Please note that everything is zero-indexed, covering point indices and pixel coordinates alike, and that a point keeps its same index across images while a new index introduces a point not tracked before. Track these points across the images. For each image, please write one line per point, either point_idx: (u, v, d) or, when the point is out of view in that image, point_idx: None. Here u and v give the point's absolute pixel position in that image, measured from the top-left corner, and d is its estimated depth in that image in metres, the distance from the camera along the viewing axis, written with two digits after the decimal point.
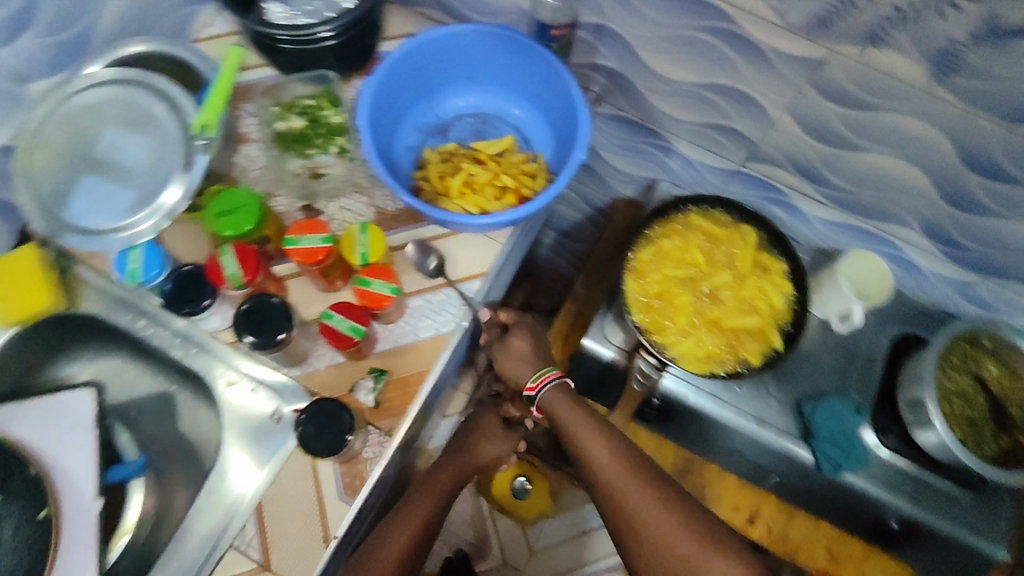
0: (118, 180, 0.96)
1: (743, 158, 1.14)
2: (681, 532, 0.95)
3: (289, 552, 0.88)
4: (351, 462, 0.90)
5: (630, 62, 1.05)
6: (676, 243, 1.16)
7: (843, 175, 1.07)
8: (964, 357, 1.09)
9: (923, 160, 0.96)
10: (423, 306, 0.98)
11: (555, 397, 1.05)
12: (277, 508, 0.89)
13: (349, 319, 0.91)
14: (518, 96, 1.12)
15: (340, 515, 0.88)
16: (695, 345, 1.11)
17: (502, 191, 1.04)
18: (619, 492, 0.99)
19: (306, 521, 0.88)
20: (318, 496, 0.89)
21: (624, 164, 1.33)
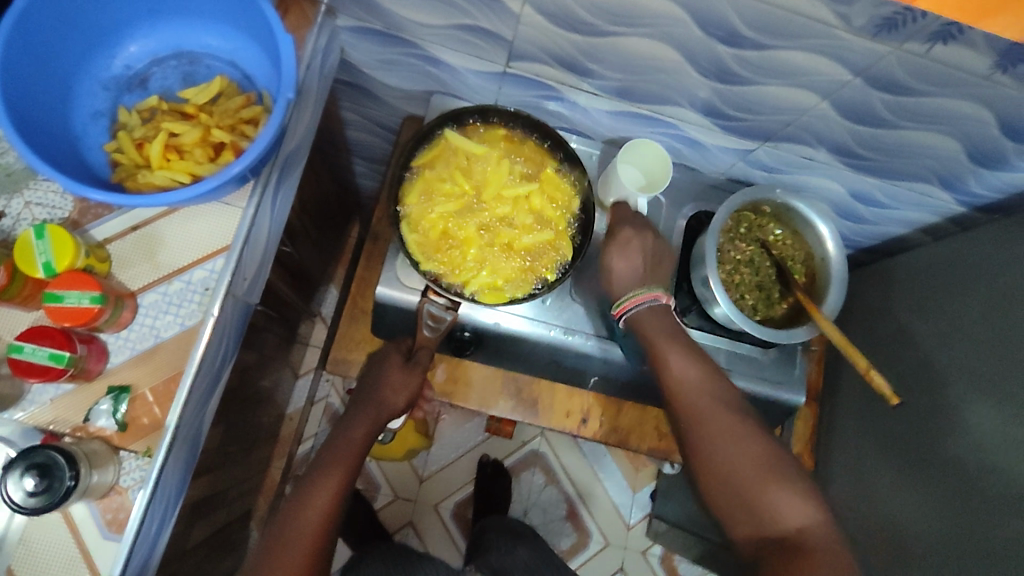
0: (52, 189, 0.58)
1: (571, 73, 0.71)
2: (733, 446, 0.59)
3: None
4: (110, 494, 0.54)
5: (482, 12, 0.63)
6: (452, 157, 0.70)
7: (741, 108, 0.70)
8: (748, 228, 0.77)
9: (799, 70, 0.61)
10: (159, 303, 0.58)
11: (648, 313, 0.65)
12: (62, 543, 0.54)
13: (41, 350, 0.51)
14: (212, 3, 0.58)
15: (112, 558, 0.54)
16: (481, 269, 0.68)
17: (237, 143, 0.58)
18: (691, 412, 0.61)
19: (70, 570, 0.54)
20: (81, 542, 0.54)
21: (468, 61, 0.73)
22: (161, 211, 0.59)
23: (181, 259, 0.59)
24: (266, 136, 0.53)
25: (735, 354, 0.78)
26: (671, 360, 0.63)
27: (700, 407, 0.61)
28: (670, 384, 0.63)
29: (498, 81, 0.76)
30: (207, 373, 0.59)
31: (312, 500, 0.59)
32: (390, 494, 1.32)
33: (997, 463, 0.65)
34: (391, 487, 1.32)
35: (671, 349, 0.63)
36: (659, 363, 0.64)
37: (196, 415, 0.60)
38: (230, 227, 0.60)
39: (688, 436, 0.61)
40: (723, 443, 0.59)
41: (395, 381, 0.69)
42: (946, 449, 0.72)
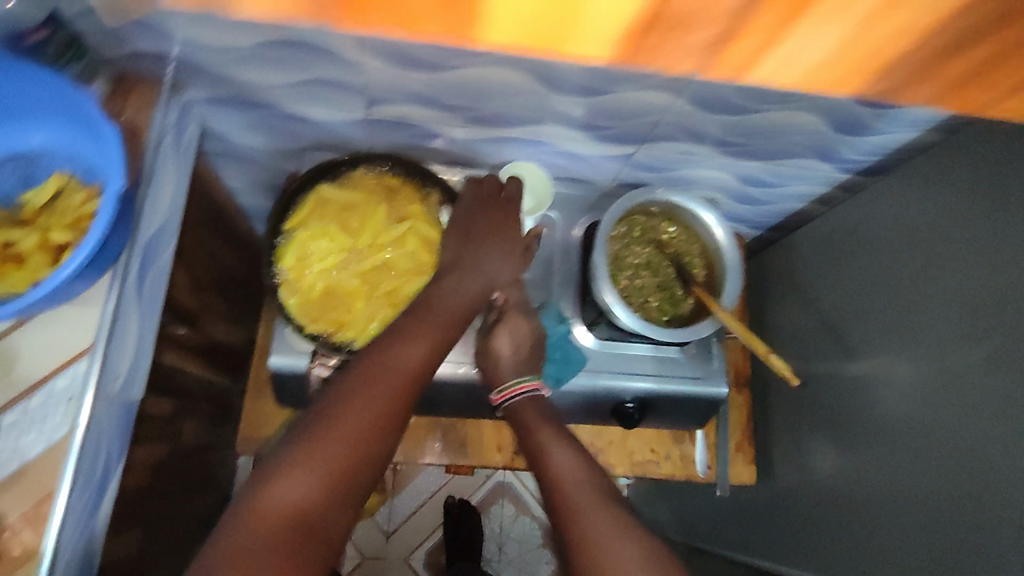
0: None
1: (435, 110, 0.70)
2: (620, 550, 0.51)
3: None
4: None
5: (326, 65, 0.62)
6: (329, 211, 0.68)
7: (607, 116, 0.70)
8: (642, 230, 0.77)
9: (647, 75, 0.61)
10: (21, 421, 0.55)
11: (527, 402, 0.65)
12: None
13: None
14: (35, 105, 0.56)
15: None
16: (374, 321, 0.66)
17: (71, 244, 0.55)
18: (564, 506, 0.55)
19: None
20: None
21: (332, 113, 0.72)
22: (12, 324, 0.56)
23: (39, 370, 0.56)
24: (100, 233, 0.51)
25: (654, 358, 0.78)
26: (552, 450, 0.60)
27: (582, 506, 0.55)
28: (552, 480, 0.58)
29: (367, 127, 0.75)
30: (86, 486, 0.56)
31: (301, 476, 0.47)
32: (357, 555, 1.27)
33: (913, 422, 0.65)
34: (357, 547, 1.28)
35: (552, 438, 0.60)
36: (535, 453, 0.60)
37: (80, 532, 0.56)
38: (91, 327, 0.57)
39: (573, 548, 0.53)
40: (599, 527, 0.53)
41: (466, 286, 0.61)
42: (869, 411, 0.72)
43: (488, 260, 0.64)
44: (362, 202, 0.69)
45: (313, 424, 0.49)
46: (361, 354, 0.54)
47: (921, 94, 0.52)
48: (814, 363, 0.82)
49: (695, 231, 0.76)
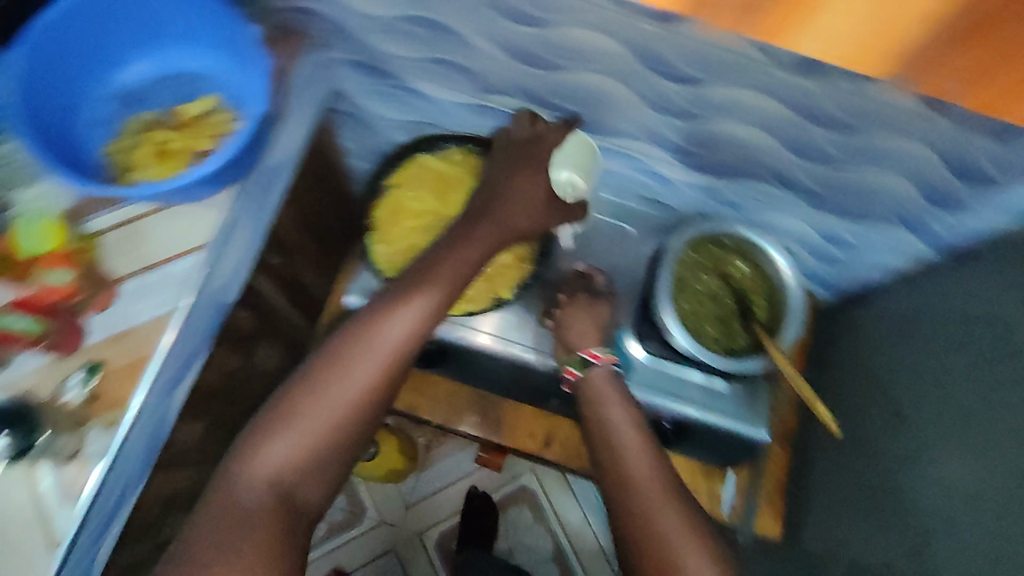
0: (44, 184, 0.63)
1: (539, 108, 0.76)
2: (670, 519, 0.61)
3: (9, 553, 0.58)
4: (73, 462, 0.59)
5: (452, 48, 0.69)
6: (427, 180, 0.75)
7: (697, 143, 0.73)
8: (709, 261, 0.78)
9: (744, 108, 0.64)
10: (141, 290, 0.64)
11: (606, 374, 0.70)
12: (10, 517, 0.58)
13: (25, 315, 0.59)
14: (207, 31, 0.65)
15: (70, 520, 0.59)
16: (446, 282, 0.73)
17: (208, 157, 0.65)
18: (633, 484, 0.64)
19: (30, 532, 0.58)
20: (36, 508, 0.59)
21: (447, 94, 0.79)
22: (148, 210, 0.66)
23: (162, 254, 0.65)
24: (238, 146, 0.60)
25: (699, 386, 0.78)
26: (617, 419, 0.68)
27: (642, 486, 0.63)
28: (614, 447, 0.66)
29: (473, 112, 0.82)
30: (176, 359, 0.65)
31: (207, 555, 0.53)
32: (375, 518, 1.32)
33: (951, 508, 0.62)
34: (376, 511, 1.33)
35: (622, 411, 0.68)
36: (608, 435, 0.67)
37: (162, 396, 0.65)
38: (209, 225, 0.67)
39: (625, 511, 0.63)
40: (657, 511, 0.62)
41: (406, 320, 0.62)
42: (916, 499, 0.66)
43: (399, 311, 0.62)
44: (456, 176, 0.75)
45: (240, 500, 0.56)
46: (262, 429, 0.59)
47: (943, 85, 0.50)
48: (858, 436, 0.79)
49: (764, 272, 0.77)
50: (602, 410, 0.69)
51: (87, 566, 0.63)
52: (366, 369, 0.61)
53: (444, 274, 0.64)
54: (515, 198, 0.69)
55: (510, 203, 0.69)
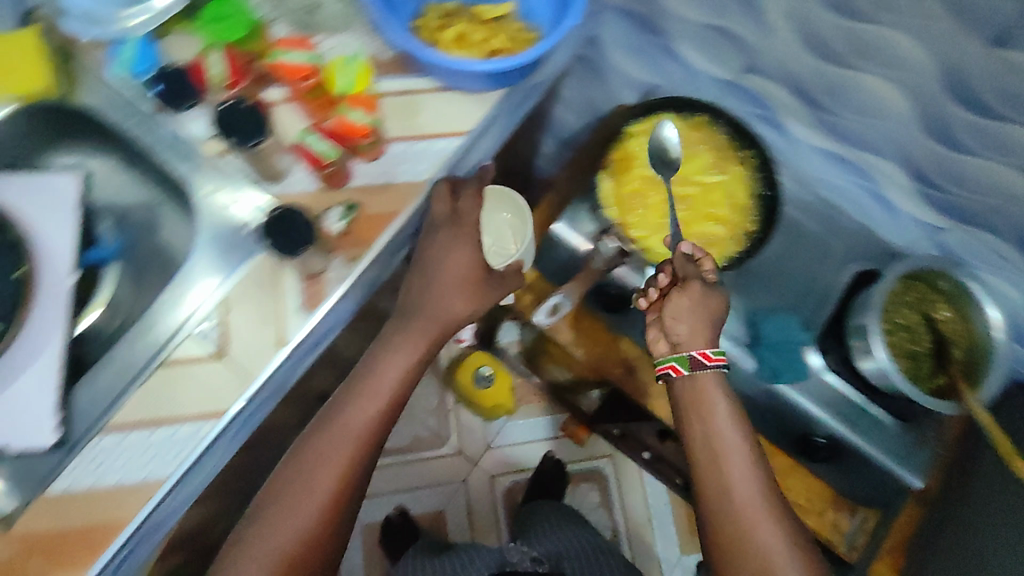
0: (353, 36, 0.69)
1: (796, 101, 0.76)
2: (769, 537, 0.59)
3: (242, 339, 0.62)
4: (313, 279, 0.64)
5: (745, 21, 0.70)
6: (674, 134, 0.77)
7: (950, 180, 0.72)
8: (914, 298, 0.77)
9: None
10: (406, 152, 0.69)
11: (717, 376, 0.65)
12: (249, 311, 0.63)
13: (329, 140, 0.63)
14: None
15: (299, 327, 0.63)
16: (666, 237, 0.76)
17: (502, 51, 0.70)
18: (732, 497, 0.61)
19: (263, 328, 0.62)
20: (274, 308, 0.63)
21: (704, 65, 0.80)
22: (428, 87, 0.70)
23: (431, 127, 0.70)
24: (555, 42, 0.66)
25: (862, 413, 0.79)
26: (720, 423, 0.64)
27: (745, 497, 0.61)
28: (716, 450, 0.63)
29: (722, 90, 0.82)
30: (413, 223, 0.70)
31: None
32: (454, 451, 1.36)
33: None
34: (457, 445, 1.36)
35: (725, 415, 0.64)
36: (718, 438, 0.63)
37: (389, 253, 0.70)
38: (474, 117, 0.71)
39: (724, 523, 0.61)
40: (760, 526, 0.60)
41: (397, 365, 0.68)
42: None
43: (397, 351, 0.69)
44: (693, 136, 0.77)
45: (259, 543, 0.63)
46: (273, 497, 0.65)
47: None
48: None
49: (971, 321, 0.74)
50: (701, 412, 0.65)
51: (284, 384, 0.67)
52: (369, 409, 0.67)
53: (424, 330, 0.70)
54: (461, 258, 0.71)
55: (443, 287, 0.70)
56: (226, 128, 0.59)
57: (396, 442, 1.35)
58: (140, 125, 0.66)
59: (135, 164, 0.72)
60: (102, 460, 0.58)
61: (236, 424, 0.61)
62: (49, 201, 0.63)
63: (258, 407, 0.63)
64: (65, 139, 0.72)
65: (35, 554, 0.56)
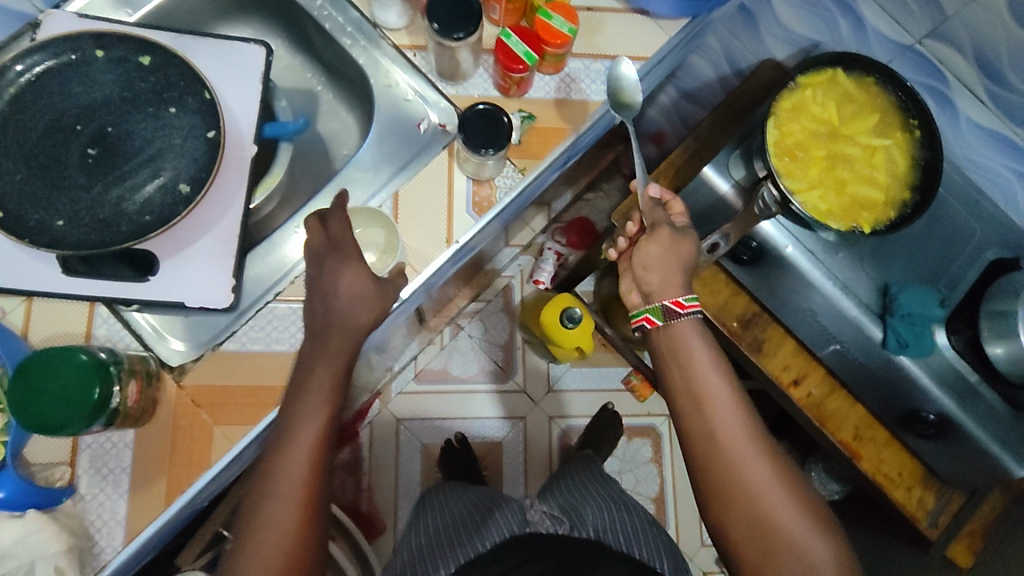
0: None
1: (974, 72, 0.75)
2: (772, 487, 0.56)
3: (413, 232, 0.63)
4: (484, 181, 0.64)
5: None
6: (846, 97, 0.76)
7: None
8: None
9: None
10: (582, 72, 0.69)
11: (695, 324, 0.62)
12: (422, 207, 0.63)
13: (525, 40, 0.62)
14: None
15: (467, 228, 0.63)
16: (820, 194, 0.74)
17: None
18: (724, 447, 0.58)
19: (432, 222, 0.63)
20: (446, 207, 0.63)
21: (881, 24, 0.79)
22: (614, 8, 0.71)
23: (612, 49, 0.70)
24: None
25: (967, 399, 0.82)
26: (698, 370, 0.60)
27: (741, 448, 0.58)
28: (704, 402, 0.59)
29: (894, 53, 0.81)
30: (578, 143, 0.70)
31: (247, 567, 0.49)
32: (517, 387, 1.39)
33: None
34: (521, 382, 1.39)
35: (704, 359, 0.61)
36: (697, 382, 0.60)
37: (548, 172, 0.71)
38: (654, 44, 0.71)
39: (724, 479, 0.57)
40: (758, 472, 0.57)
41: (362, 286, 0.54)
42: None
43: (323, 360, 0.54)
44: (861, 94, 0.76)
45: (250, 531, 0.49)
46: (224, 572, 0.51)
47: None
48: None
49: None
50: (681, 362, 0.61)
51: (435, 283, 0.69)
52: (310, 433, 0.52)
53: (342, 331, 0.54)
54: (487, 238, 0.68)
55: (355, 263, 0.55)
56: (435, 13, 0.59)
57: (463, 370, 1.38)
58: (332, 4, 0.68)
59: (307, 46, 0.74)
60: (271, 328, 0.58)
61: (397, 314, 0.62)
62: (237, 66, 0.64)
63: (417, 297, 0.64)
64: (244, 10, 0.74)
65: (202, 408, 0.57)
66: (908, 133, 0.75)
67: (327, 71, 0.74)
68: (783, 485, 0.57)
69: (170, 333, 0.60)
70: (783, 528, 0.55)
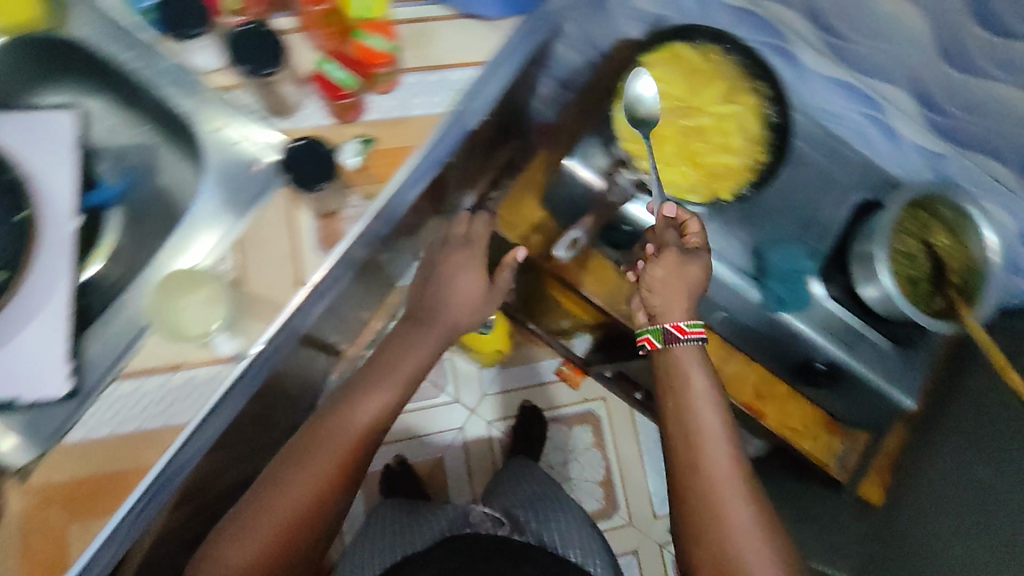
0: None
1: (811, 28, 0.75)
2: (749, 527, 0.59)
3: (258, 282, 0.60)
4: (331, 215, 0.62)
5: None
6: (692, 70, 0.77)
7: (958, 103, 0.72)
8: (918, 227, 0.79)
9: None
10: (420, 85, 0.66)
11: (694, 349, 0.67)
12: (264, 254, 0.61)
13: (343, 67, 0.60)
14: None
15: (316, 267, 0.61)
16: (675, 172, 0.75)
17: None
18: (706, 470, 0.61)
19: (278, 269, 0.61)
20: (291, 249, 0.61)
21: None
22: (443, 16, 0.68)
23: (446, 57, 0.67)
24: None
25: (861, 338, 0.81)
26: (699, 404, 0.64)
27: (721, 479, 0.61)
28: (694, 425, 0.64)
29: (735, 18, 0.80)
30: (429, 159, 0.67)
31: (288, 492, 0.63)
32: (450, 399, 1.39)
33: None
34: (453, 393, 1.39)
35: (705, 400, 0.64)
36: (688, 408, 0.64)
37: (405, 193, 0.68)
38: (490, 47, 0.68)
39: (698, 499, 0.61)
40: (736, 513, 0.59)
41: (465, 292, 0.75)
42: None
43: (364, 397, 0.69)
44: (708, 62, 0.76)
45: (296, 476, 0.64)
46: (224, 534, 0.64)
47: None
48: None
49: (967, 247, 0.77)
50: (680, 389, 0.65)
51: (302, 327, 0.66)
52: (375, 401, 0.68)
53: (391, 371, 0.71)
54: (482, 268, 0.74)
55: (450, 277, 0.75)
56: (236, 56, 0.57)
57: None
58: (142, 58, 0.64)
59: (128, 100, 0.70)
60: (119, 408, 0.57)
61: (257, 368, 0.60)
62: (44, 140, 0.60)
63: (281, 346, 0.62)
64: (53, 72, 0.69)
65: (52, 505, 0.54)
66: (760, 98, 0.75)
67: (155, 123, 0.70)
68: (759, 529, 0.59)
69: (8, 428, 0.58)
70: (742, 563, 0.57)
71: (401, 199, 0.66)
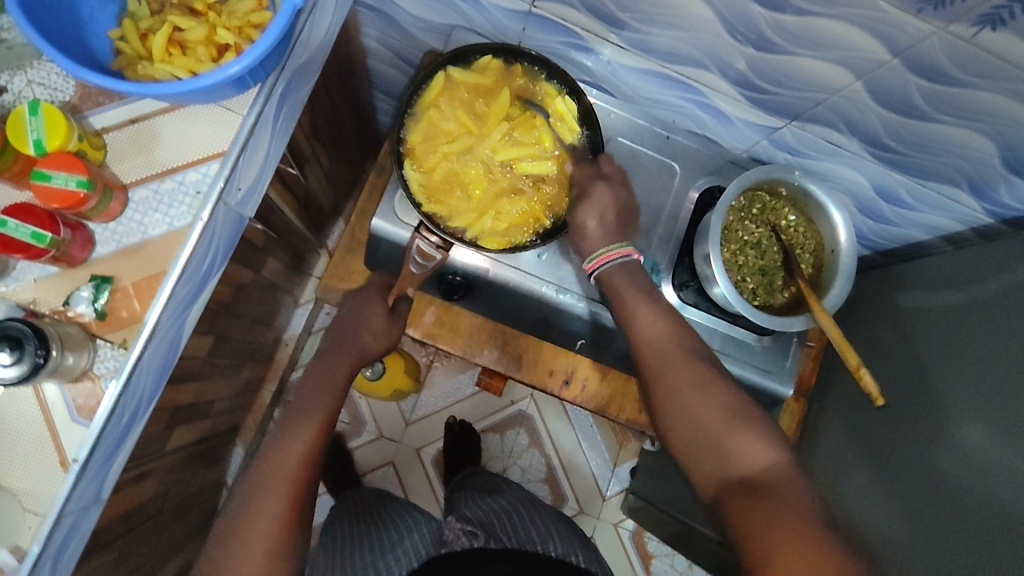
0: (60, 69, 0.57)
1: (598, 25, 0.65)
2: (702, 394, 0.58)
3: (21, 472, 0.55)
4: (84, 381, 0.56)
5: None
6: (477, 92, 0.68)
7: (771, 80, 0.64)
8: (760, 211, 0.75)
9: (840, 51, 0.57)
10: (151, 201, 0.58)
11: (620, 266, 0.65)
12: (18, 444, 0.56)
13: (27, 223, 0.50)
14: None
15: (81, 439, 0.56)
16: (486, 212, 0.68)
17: (229, 48, 0.56)
18: (651, 353, 0.62)
19: (40, 452, 0.56)
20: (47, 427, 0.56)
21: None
22: (161, 108, 0.58)
23: (176, 159, 0.58)
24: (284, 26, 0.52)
25: (729, 338, 0.78)
26: (636, 307, 0.63)
27: (668, 357, 0.61)
28: (634, 332, 0.63)
29: (522, 21, 0.69)
30: (194, 278, 0.60)
31: (254, 530, 0.56)
32: (374, 435, 1.35)
33: (977, 491, 0.64)
34: (376, 429, 1.35)
35: (637, 299, 0.63)
36: (672, 361, 0.60)
37: (179, 318, 0.61)
38: (228, 134, 0.59)
39: (655, 384, 0.61)
40: (681, 377, 0.59)
41: (379, 325, 0.70)
42: (935, 475, 0.71)
43: (292, 437, 0.61)
44: (495, 85, 0.68)
45: (247, 516, 0.57)
46: (219, 548, 0.56)
47: None
48: (878, 423, 0.83)
49: (814, 225, 0.73)
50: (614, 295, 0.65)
51: (102, 488, 0.61)
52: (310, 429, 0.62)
53: (322, 394, 0.65)
54: (376, 316, 0.70)
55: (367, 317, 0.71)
56: None
57: None
58: None
59: None
60: None
61: (49, 558, 0.57)
62: None
63: (72, 524, 0.58)
64: None
65: None
66: (555, 108, 0.68)
67: None
68: (707, 389, 0.58)
69: None
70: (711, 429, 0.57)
71: (172, 327, 0.60)
